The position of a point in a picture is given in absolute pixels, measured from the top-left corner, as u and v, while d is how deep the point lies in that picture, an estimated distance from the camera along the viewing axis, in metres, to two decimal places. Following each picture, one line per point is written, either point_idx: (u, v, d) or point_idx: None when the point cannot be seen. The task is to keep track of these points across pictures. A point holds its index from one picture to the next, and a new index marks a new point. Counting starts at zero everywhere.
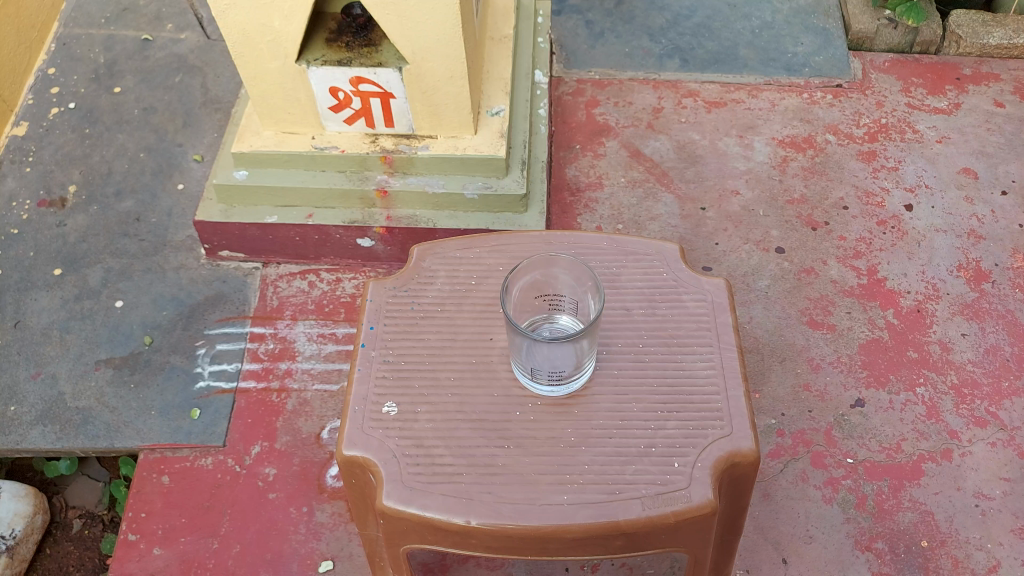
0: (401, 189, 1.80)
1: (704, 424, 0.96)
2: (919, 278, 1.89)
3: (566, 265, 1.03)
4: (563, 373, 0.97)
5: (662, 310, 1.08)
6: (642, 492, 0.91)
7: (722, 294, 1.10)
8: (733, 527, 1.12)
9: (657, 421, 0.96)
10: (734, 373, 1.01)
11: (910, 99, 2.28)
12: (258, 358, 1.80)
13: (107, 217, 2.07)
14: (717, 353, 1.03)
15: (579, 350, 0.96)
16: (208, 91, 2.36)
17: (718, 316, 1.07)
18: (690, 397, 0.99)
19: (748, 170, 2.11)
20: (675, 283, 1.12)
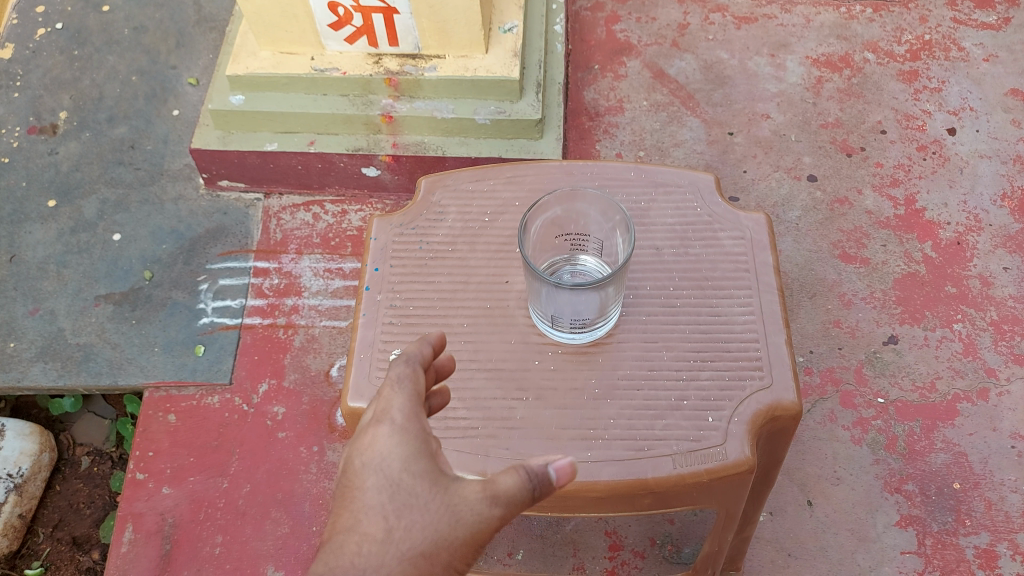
0: (408, 114, 1.69)
1: (742, 375, 0.88)
2: (960, 208, 1.78)
3: (592, 200, 0.94)
4: (587, 320, 0.90)
5: (696, 250, 0.99)
6: (673, 448, 0.84)
7: (763, 231, 1.01)
8: (770, 481, 1.04)
9: (690, 372, 0.89)
10: (774, 319, 0.93)
11: (957, 14, 2.11)
12: (262, 293, 1.73)
13: (100, 144, 1.97)
14: (756, 296, 0.95)
15: (607, 297, 0.87)
16: (202, 9, 2.21)
17: (757, 255, 0.99)
18: (726, 346, 0.91)
19: (780, 91, 1.97)
20: (711, 219, 1.03)
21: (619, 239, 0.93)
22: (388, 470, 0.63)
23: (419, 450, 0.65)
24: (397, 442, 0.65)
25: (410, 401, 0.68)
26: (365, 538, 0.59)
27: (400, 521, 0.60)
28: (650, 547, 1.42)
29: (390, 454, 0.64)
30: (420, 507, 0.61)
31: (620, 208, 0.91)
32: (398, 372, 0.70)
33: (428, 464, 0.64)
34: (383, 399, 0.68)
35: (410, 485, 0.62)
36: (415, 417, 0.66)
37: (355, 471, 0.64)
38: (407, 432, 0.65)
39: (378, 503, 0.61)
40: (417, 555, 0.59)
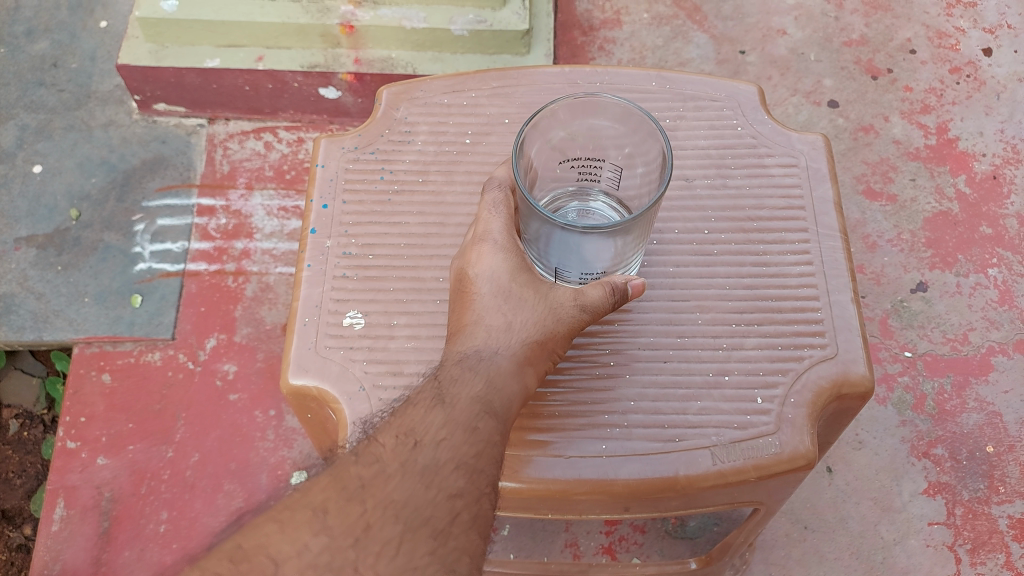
0: (371, 24, 1.45)
1: (798, 345, 0.81)
2: (997, 138, 1.59)
3: (612, 110, 0.74)
4: (597, 268, 0.72)
5: (736, 182, 0.90)
6: (711, 440, 0.76)
7: (818, 157, 0.92)
8: (823, 451, 0.96)
9: (733, 339, 0.80)
10: (836, 271, 0.85)
11: None
12: (209, 236, 1.51)
13: (18, 62, 1.69)
14: (814, 243, 0.87)
15: (627, 239, 0.68)
16: None
17: (815, 188, 0.90)
18: (778, 307, 0.82)
19: (798, 4, 1.74)
20: (754, 141, 0.93)
21: (647, 163, 0.74)
22: (499, 278, 0.71)
23: (519, 262, 0.71)
24: (501, 256, 0.71)
25: (508, 220, 0.73)
26: (488, 332, 0.70)
27: (517, 318, 0.70)
28: (651, 521, 1.25)
29: (496, 265, 0.71)
30: (530, 308, 0.70)
31: (648, 119, 0.71)
32: (494, 197, 0.75)
33: (531, 270, 0.72)
34: (481, 220, 0.74)
35: (518, 290, 0.71)
36: (514, 235, 0.73)
37: (467, 279, 0.72)
38: (509, 247, 0.72)
39: (493, 304, 0.71)
40: (535, 345, 0.70)
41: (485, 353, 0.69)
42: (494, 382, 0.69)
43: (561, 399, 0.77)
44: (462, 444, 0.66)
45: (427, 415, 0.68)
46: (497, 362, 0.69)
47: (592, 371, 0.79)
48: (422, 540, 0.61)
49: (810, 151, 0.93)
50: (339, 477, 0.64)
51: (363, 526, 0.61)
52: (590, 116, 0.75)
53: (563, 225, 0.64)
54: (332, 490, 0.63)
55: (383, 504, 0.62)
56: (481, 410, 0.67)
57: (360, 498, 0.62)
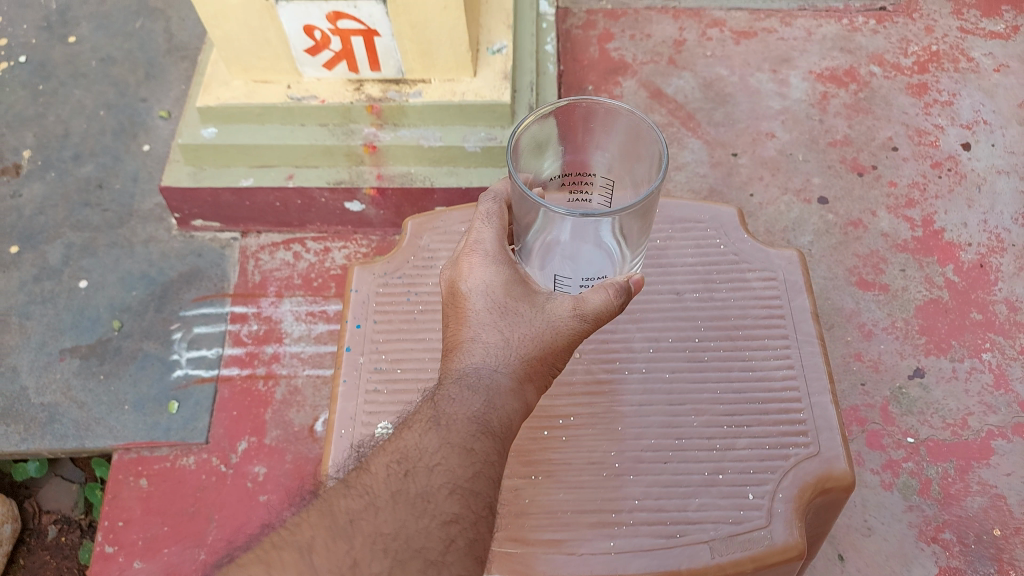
0: (392, 144, 1.59)
1: (783, 444, 0.91)
2: (980, 228, 1.68)
3: (593, 112, 0.98)
4: (594, 267, 0.83)
5: (723, 294, 1.04)
6: (710, 534, 0.85)
7: (793, 270, 1.07)
8: (817, 541, 1.04)
9: (727, 441, 0.91)
10: (815, 374, 0.96)
11: (963, 23, 2.01)
12: (241, 342, 1.61)
13: (66, 185, 1.83)
14: (795, 349, 0.99)
15: (622, 228, 0.78)
16: (173, 37, 2.06)
17: (791, 298, 1.04)
18: (766, 409, 0.93)
19: (784, 109, 1.87)
20: (736, 258, 1.09)
21: (630, 153, 0.99)
22: (491, 292, 0.82)
23: (511, 275, 0.83)
24: (492, 269, 0.83)
25: (500, 234, 0.86)
26: (486, 346, 0.81)
27: (511, 332, 0.81)
28: None
29: (487, 278, 0.83)
30: (527, 322, 0.81)
31: (628, 110, 0.96)
32: (488, 208, 0.88)
33: (525, 282, 0.83)
34: (475, 230, 0.87)
35: (513, 304, 0.82)
36: (504, 250, 0.84)
37: (462, 293, 0.83)
38: (499, 261, 0.83)
39: (490, 320, 0.82)
40: (530, 359, 0.81)
41: (484, 371, 0.79)
42: (492, 400, 0.78)
43: (565, 499, 0.88)
44: (460, 463, 0.75)
45: (426, 436, 0.77)
46: (494, 379, 0.79)
47: (599, 474, 0.89)
48: (410, 569, 0.70)
49: (788, 263, 1.08)
50: (329, 513, 0.73)
51: (349, 562, 0.70)
52: (574, 131, 1.00)
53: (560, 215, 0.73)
54: (320, 528, 0.72)
55: (372, 537, 0.71)
56: (480, 426, 0.77)
57: (348, 535, 0.72)
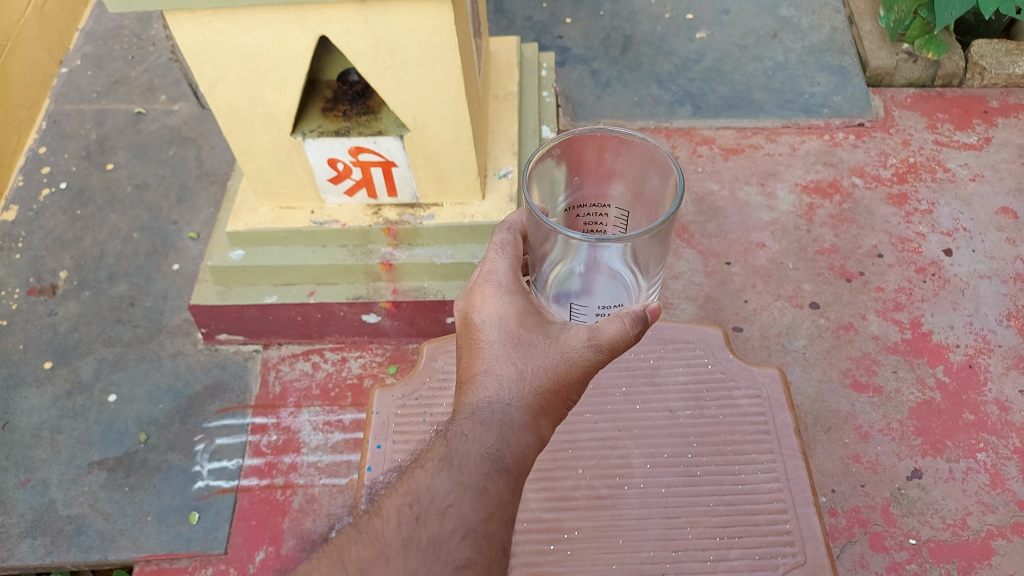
0: (407, 262, 1.71)
1: (771, 554, 1.14)
2: (967, 330, 1.76)
3: (602, 140, 0.87)
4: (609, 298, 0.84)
5: (714, 413, 1.31)
6: None
7: (776, 387, 1.33)
8: None
9: (721, 551, 1.15)
10: (799, 488, 1.20)
11: (937, 136, 2.12)
12: (260, 452, 1.68)
13: (100, 303, 1.94)
14: (779, 465, 1.24)
15: (640, 254, 0.78)
16: (203, 163, 2.22)
17: (776, 415, 1.30)
18: (754, 520, 1.18)
19: (773, 220, 1.99)
20: (724, 375, 1.36)
21: (646, 183, 0.90)
22: (504, 324, 0.88)
23: (524, 306, 0.88)
24: (506, 301, 0.89)
25: (513, 265, 0.91)
26: (500, 379, 0.87)
27: (524, 365, 0.87)
28: None
29: (500, 311, 0.89)
30: (540, 355, 0.87)
31: (642, 136, 0.86)
32: (501, 238, 0.93)
33: (539, 312, 0.89)
34: (490, 259, 0.92)
35: (527, 335, 0.88)
36: (517, 281, 0.90)
37: (477, 326, 0.90)
38: (512, 292, 0.89)
39: (505, 353, 0.88)
40: (544, 391, 0.88)
41: (498, 407, 0.86)
42: (505, 437, 0.85)
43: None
44: (475, 501, 0.83)
45: (440, 476, 0.85)
46: (508, 415, 0.86)
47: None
48: None
49: (769, 382, 1.34)
50: (343, 558, 0.83)
51: None
52: (584, 160, 0.90)
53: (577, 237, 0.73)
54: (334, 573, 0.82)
55: None
56: (492, 464, 0.84)
57: None
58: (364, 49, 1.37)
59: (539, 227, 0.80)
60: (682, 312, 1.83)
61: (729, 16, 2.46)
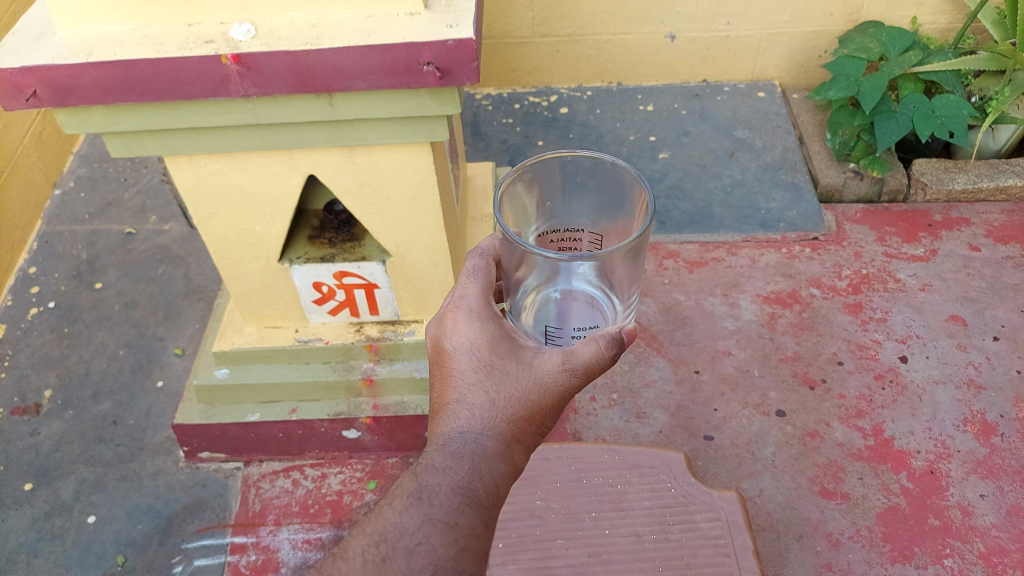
0: (388, 376, 1.77)
1: None
2: (927, 435, 1.83)
3: (566, 164, 0.96)
4: (584, 319, 0.94)
5: (678, 536, 1.51)
6: None
7: (732, 510, 1.53)
8: None
9: None
10: None
11: (887, 248, 2.26)
12: (239, 572, 1.68)
13: (83, 421, 1.97)
14: None
15: (610, 270, 0.86)
16: (191, 280, 2.30)
17: (733, 535, 1.50)
18: None
19: (737, 329, 2.09)
20: (685, 499, 1.56)
21: (614, 202, 0.97)
22: (475, 349, 0.97)
23: (494, 333, 0.98)
24: (477, 327, 0.98)
25: (482, 291, 1.00)
26: (473, 407, 0.96)
27: (496, 392, 0.96)
28: None
29: (471, 337, 0.98)
30: (512, 380, 0.96)
31: (611, 160, 0.93)
32: (474, 265, 1.03)
33: (510, 338, 0.98)
34: (461, 284, 1.01)
35: (498, 360, 0.97)
36: (487, 307, 0.99)
37: (450, 351, 0.99)
38: (482, 317, 0.98)
39: (477, 380, 0.97)
40: (517, 419, 0.96)
41: (470, 438, 0.95)
42: (478, 468, 0.93)
43: None
44: (444, 533, 0.88)
45: (411, 509, 0.90)
46: (481, 445, 0.95)
47: None
48: None
49: (727, 505, 1.54)
50: None
51: None
52: (552, 186, 0.97)
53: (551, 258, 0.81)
54: None
55: None
56: (463, 498, 0.91)
57: None
58: (349, 186, 1.49)
59: (511, 251, 0.88)
60: (654, 421, 1.89)
61: (689, 137, 2.64)
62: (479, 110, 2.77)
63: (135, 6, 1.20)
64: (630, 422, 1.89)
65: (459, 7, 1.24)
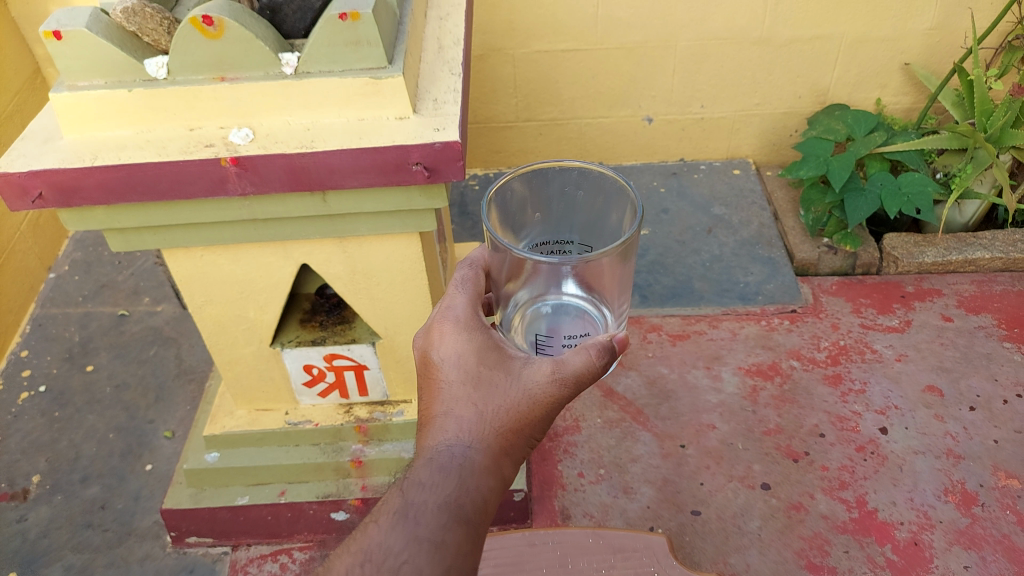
0: (377, 457, 1.79)
1: None
2: (909, 506, 1.86)
3: (556, 173, 1.03)
4: (575, 328, 1.01)
5: None
6: None
7: None
8: None
9: None
10: None
11: (862, 319, 2.33)
12: None
13: (71, 506, 1.96)
14: None
15: (601, 274, 0.93)
16: (182, 361, 2.33)
17: None
18: None
19: (720, 401, 2.13)
20: None
21: (601, 212, 1.05)
22: (463, 361, 1.02)
23: (483, 345, 1.02)
24: (467, 339, 1.02)
25: (469, 303, 1.06)
26: (460, 423, 1.02)
27: (484, 406, 1.01)
28: None
29: (459, 349, 1.02)
30: (500, 392, 1.00)
31: (596, 169, 1.01)
32: (463, 276, 1.09)
33: (500, 348, 1.02)
34: (450, 296, 1.07)
35: (486, 372, 1.01)
36: (474, 319, 1.04)
37: (438, 364, 1.04)
38: (469, 329, 1.03)
39: (465, 394, 1.02)
40: (504, 433, 1.02)
41: (457, 454, 1.00)
42: (464, 484, 0.98)
43: None
44: (431, 551, 0.93)
45: (397, 528, 0.94)
46: (468, 460, 1.00)
47: None
48: None
49: None
50: None
51: None
52: (540, 194, 1.05)
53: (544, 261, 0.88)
54: None
55: None
56: (450, 514, 0.96)
57: None
58: (340, 273, 1.56)
59: (504, 262, 0.94)
60: (642, 496, 1.91)
61: (668, 214, 2.74)
62: (466, 189, 2.86)
63: (139, 114, 1.28)
64: (618, 498, 1.91)
65: (445, 110, 1.32)
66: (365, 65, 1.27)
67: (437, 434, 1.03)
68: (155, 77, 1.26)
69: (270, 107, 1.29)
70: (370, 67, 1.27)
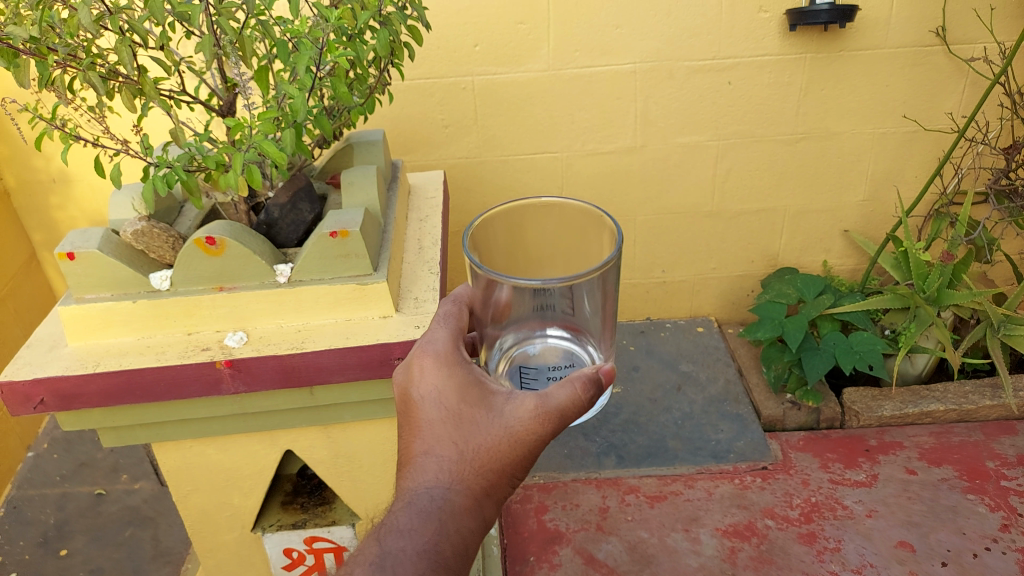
0: None
1: None
2: None
3: (537, 210, 1.05)
4: (558, 359, 1.06)
5: None
6: None
7: None
8: None
9: None
10: None
11: (831, 474, 2.40)
12: None
13: None
14: None
15: (580, 298, 0.97)
16: (160, 542, 2.30)
17: None
18: None
19: (699, 565, 2.13)
20: None
21: (585, 242, 1.06)
22: (444, 399, 1.04)
23: (464, 381, 1.04)
24: (447, 377, 1.04)
25: (449, 337, 1.08)
26: (440, 463, 1.04)
27: (465, 445, 1.04)
28: None
29: (439, 385, 1.05)
30: (481, 429, 1.03)
31: (574, 202, 1.03)
32: (446, 312, 1.13)
33: (482, 385, 1.04)
34: (433, 330, 1.11)
35: (467, 411, 1.04)
36: (455, 353, 1.06)
37: (420, 400, 1.06)
38: (449, 364, 1.05)
39: (445, 432, 1.05)
40: (487, 470, 1.04)
41: (437, 496, 1.03)
42: (443, 531, 1.00)
43: None
44: None
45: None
46: (449, 505, 1.03)
47: None
48: None
49: None
50: None
51: None
52: (524, 236, 1.08)
53: (523, 283, 0.90)
54: None
55: None
56: (428, 560, 0.97)
57: None
58: (322, 457, 1.61)
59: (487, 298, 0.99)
60: None
61: (638, 372, 2.85)
62: None
63: (141, 322, 1.39)
64: None
65: (425, 309, 1.45)
66: (353, 272, 1.41)
67: (417, 474, 1.05)
68: (159, 288, 1.38)
69: (264, 312, 1.41)
70: (357, 274, 1.41)
